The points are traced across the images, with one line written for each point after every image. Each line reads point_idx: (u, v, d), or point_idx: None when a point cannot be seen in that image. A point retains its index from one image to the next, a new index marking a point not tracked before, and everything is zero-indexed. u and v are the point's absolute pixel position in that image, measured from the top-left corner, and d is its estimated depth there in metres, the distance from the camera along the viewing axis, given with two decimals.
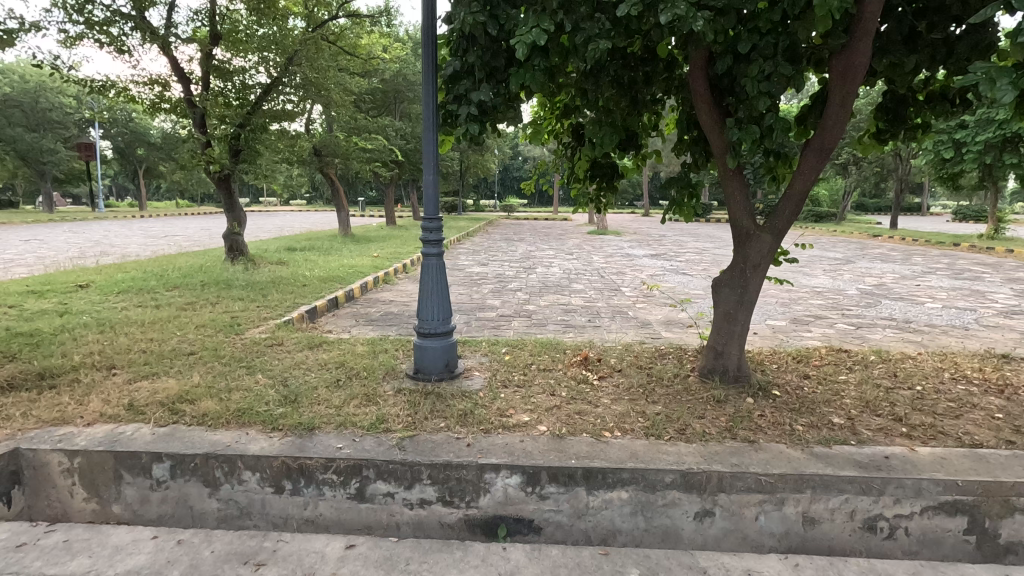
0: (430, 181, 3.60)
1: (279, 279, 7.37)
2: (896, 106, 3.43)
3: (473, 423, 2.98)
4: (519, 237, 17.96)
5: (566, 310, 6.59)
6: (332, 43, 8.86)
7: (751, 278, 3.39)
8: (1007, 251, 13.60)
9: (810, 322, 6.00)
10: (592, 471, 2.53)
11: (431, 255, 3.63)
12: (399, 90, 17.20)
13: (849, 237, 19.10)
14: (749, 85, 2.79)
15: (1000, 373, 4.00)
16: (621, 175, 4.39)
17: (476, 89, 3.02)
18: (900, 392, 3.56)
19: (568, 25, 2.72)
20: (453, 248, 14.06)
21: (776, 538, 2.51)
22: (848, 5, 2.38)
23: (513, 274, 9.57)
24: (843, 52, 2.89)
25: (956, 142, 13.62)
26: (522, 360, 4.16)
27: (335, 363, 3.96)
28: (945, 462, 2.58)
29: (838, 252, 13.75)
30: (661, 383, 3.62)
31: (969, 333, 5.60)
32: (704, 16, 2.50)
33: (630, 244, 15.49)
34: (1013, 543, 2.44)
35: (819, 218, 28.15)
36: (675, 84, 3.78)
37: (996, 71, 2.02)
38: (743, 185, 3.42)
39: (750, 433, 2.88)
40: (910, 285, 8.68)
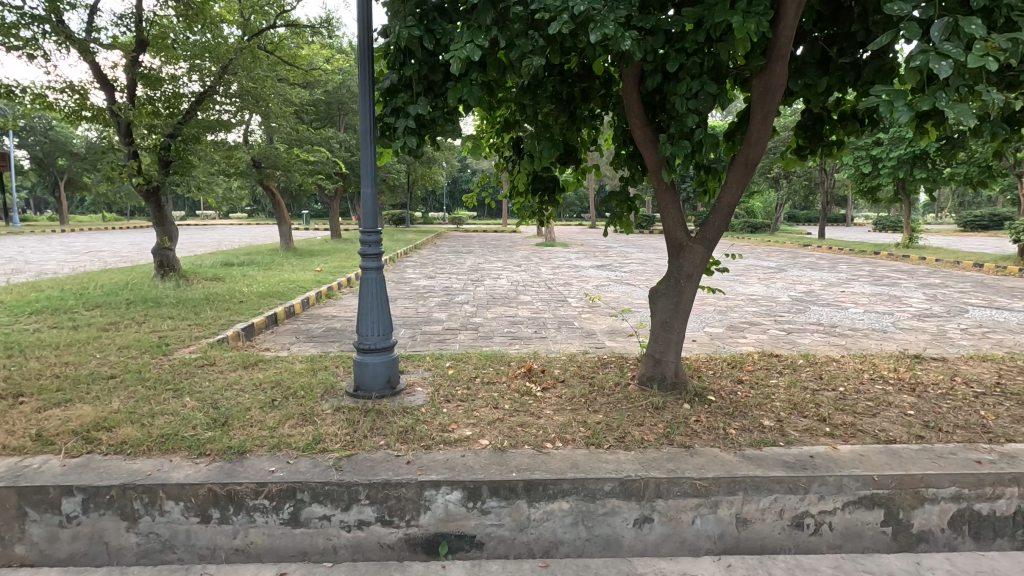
0: (368, 194, 3.55)
1: (214, 296, 7.04)
2: (814, 124, 3.66)
3: (415, 439, 2.93)
4: (467, 249, 17.94)
5: (512, 322, 6.61)
6: (270, 52, 8.68)
7: (685, 288, 3.50)
8: (920, 259, 14.74)
9: (745, 329, 6.27)
10: (532, 484, 2.53)
11: (371, 268, 3.57)
12: (343, 102, 16.93)
13: (781, 247, 20.20)
14: (678, 102, 2.92)
15: (913, 372, 4.31)
16: (562, 189, 4.48)
17: (414, 102, 3.02)
18: (824, 393, 3.76)
19: (502, 41, 2.73)
20: (401, 261, 13.89)
21: (711, 541, 2.58)
22: (764, 30, 2.52)
23: (460, 286, 9.54)
24: (763, 73, 3.06)
25: (873, 158, 14.68)
26: (466, 373, 4.14)
27: (271, 382, 3.81)
28: (863, 459, 2.73)
29: (772, 261, 14.49)
30: (602, 392, 3.68)
31: (887, 336, 6.00)
32: (633, 36, 2.57)
33: (577, 256, 15.75)
34: (924, 532, 2.61)
35: (754, 230, 29.62)
36: (612, 101, 3.92)
37: (893, 93, 2.17)
38: (675, 199, 3.55)
39: (687, 438, 2.96)
40: (836, 292, 9.22)
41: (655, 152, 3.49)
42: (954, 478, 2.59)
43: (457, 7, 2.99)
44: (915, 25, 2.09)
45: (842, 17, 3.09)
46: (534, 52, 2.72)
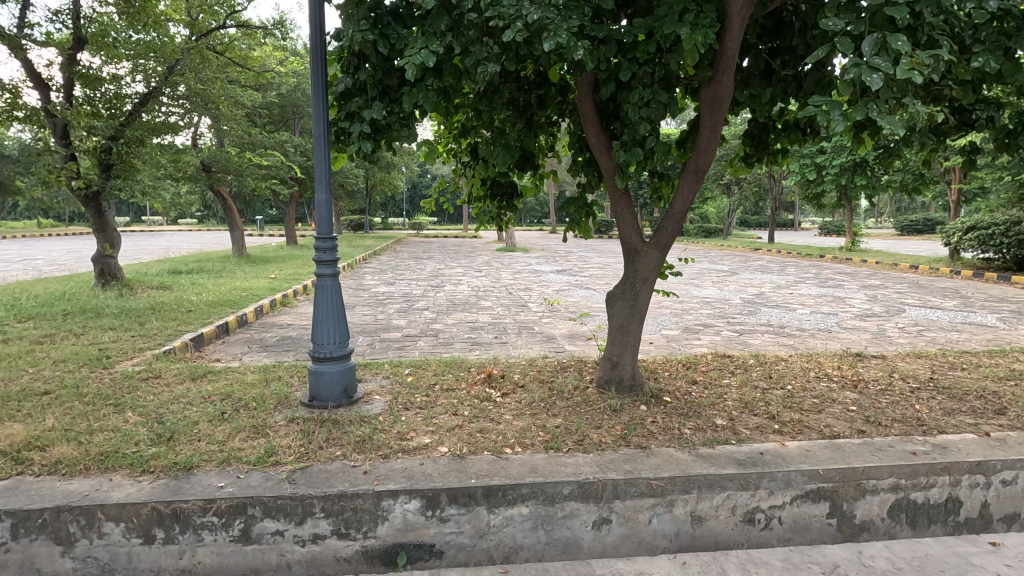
0: (323, 200, 3.49)
1: (160, 305, 6.75)
2: (760, 133, 3.81)
3: (372, 448, 2.88)
4: (427, 255, 17.80)
5: (472, 327, 6.59)
6: (220, 53, 8.44)
7: (640, 291, 3.58)
8: (862, 261, 15.53)
9: (700, 331, 6.44)
10: (492, 490, 2.52)
11: (327, 276, 3.50)
12: (298, 105, 16.55)
13: (734, 251, 20.91)
14: (631, 110, 2.98)
15: (855, 369, 4.52)
16: (520, 195, 4.51)
17: (369, 107, 2.98)
18: (773, 392, 3.91)
19: (457, 48, 2.73)
20: (359, 267, 13.66)
21: (668, 539, 2.63)
22: (710, 42, 2.61)
23: (420, 292, 9.46)
24: (711, 83, 3.16)
25: (817, 165, 15.39)
26: (425, 381, 4.09)
27: (220, 394, 3.67)
28: (809, 454, 2.85)
29: (726, 265, 14.98)
30: (561, 396, 3.70)
31: (832, 335, 6.28)
32: (585, 45, 2.62)
33: (538, 260, 15.88)
34: (867, 522, 2.73)
35: (708, 234, 30.53)
36: (568, 108, 3.98)
37: (831, 104, 2.27)
38: (630, 205, 3.63)
39: (643, 439, 3.02)
40: (785, 294, 9.61)
41: (610, 159, 3.55)
42: (892, 469, 2.73)
43: (412, 12, 2.97)
44: (848, 40, 2.20)
45: (784, 31, 3.26)
46: (489, 59, 2.73)
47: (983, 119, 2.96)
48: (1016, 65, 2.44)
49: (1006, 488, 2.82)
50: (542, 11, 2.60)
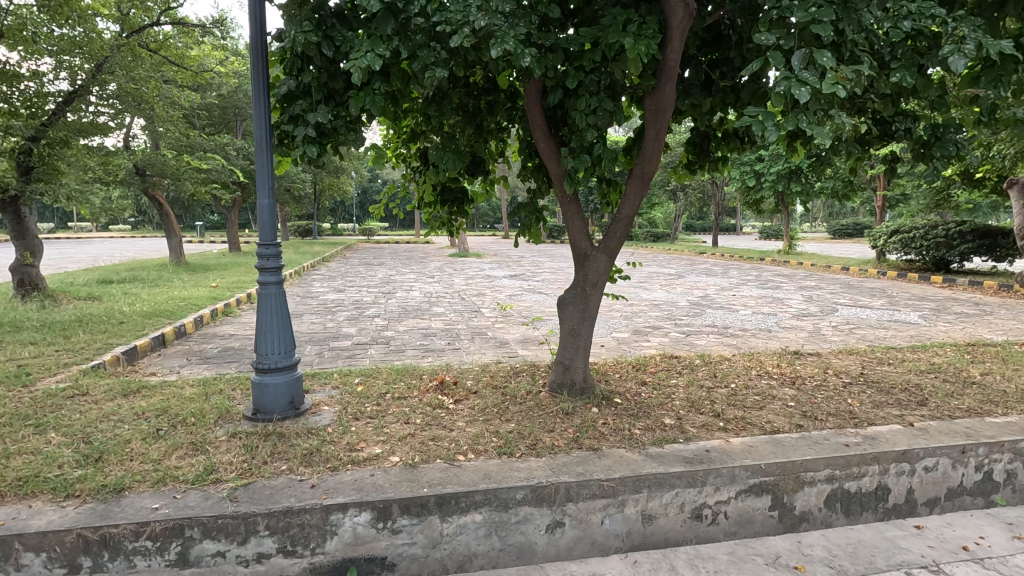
0: (266, 205, 3.38)
1: (88, 317, 6.34)
2: (701, 141, 3.95)
3: (320, 461, 2.79)
4: (378, 261, 17.52)
5: (425, 334, 6.51)
6: (153, 51, 8.10)
7: (590, 295, 3.63)
8: (799, 263, 16.36)
9: (649, 333, 6.61)
10: (445, 498, 2.48)
11: (270, 283, 3.38)
12: (240, 107, 15.95)
13: (680, 255, 21.58)
14: (578, 117, 3.03)
15: (793, 367, 4.75)
16: (471, 200, 4.50)
17: (313, 110, 2.90)
18: (718, 390, 4.05)
19: (404, 52, 2.70)
20: (307, 274, 13.27)
21: (620, 539, 2.67)
22: (653, 52, 2.68)
23: (371, 299, 9.28)
24: (654, 92, 3.26)
25: (756, 172, 16.12)
26: (376, 390, 4.00)
27: (155, 410, 3.47)
28: (752, 449, 2.96)
29: (673, 268, 15.43)
30: (514, 401, 3.71)
31: (772, 335, 6.58)
32: (533, 53, 2.64)
33: (490, 265, 15.90)
34: (806, 513, 2.86)
35: (656, 239, 31.43)
36: (518, 114, 4.02)
37: (764, 114, 2.38)
38: (579, 210, 3.68)
39: (595, 441, 3.06)
40: (729, 295, 9.99)
41: (558, 165, 3.60)
42: (827, 461, 2.87)
43: (358, 15, 2.91)
44: (779, 54, 2.31)
45: (722, 43, 3.40)
46: (437, 64, 2.72)
47: (902, 130, 3.16)
48: (929, 81, 2.63)
49: (929, 474, 3.01)
50: (489, 18, 2.60)
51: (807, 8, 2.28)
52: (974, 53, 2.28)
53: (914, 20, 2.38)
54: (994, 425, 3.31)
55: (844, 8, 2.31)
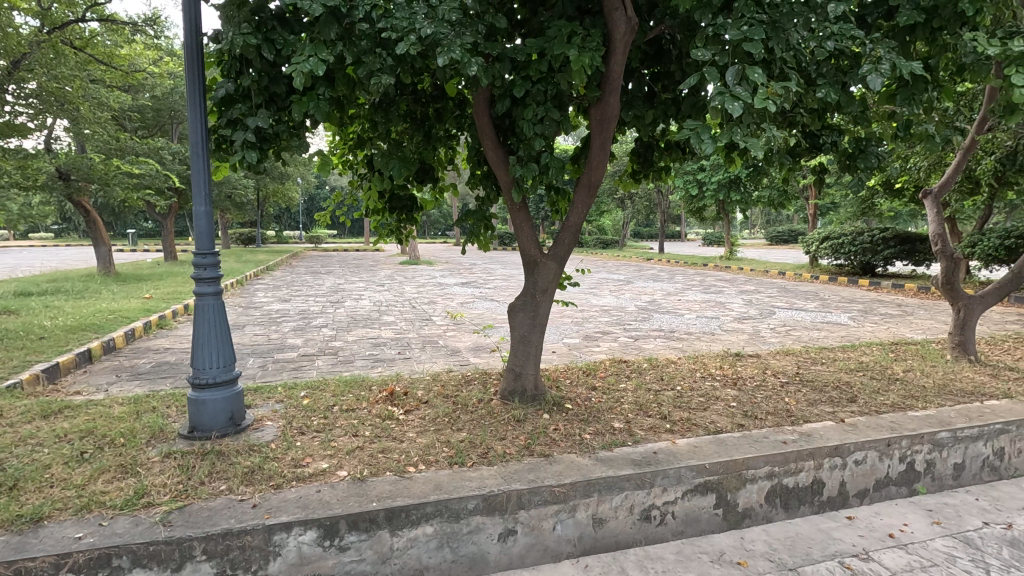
0: (202, 212, 3.23)
1: (3, 333, 5.85)
2: (645, 151, 4.07)
3: (262, 479, 2.67)
4: (326, 269, 17.09)
5: (374, 344, 6.38)
6: (79, 49, 7.67)
7: (540, 302, 3.66)
8: (739, 269, 17.11)
9: (599, 338, 6.73)
10: (394, 511, 2.43)
11: (208, 294, 3.23)
12: (175, 110, 15.24)
13: (628, 261, 22.15)
14: (526, 126, 3.06)
15: (735, 368, 4.95)
16: (420, 208, 4.46)
17: (253, 115, 2.80)
18: (665, 393, 4.16)
19: (348, 57, 2.65)
20: (250, 283, 12.77)
21: (572, 544, 2.70)
22: (597, 64, 2.75)
23: (318, 309, 9.03)
24: (599, 103, 3.33)
25: (698, 181, 16.76)
26: (323, 403, 3.88)
27: (80, 432, 3.24)
28: (697, 450, 3.05)
29: (622, 274, 15.78)
30: (465, 410, 3.69)
31: (715, 338, 6.84)
32: (480, 62, 2.65)
33: (442, 273, 15.78)
34: (748, 509, 2.97)
35: (605, 245, 32.14)
36: (467, 122, 4.02)
37: (701, 127, 2.47)
38: (528, 218, 3.71)
39: (546, 447, 3.07)
40: (674, 300, 10.32)
41: (507, 172, 3.61)
42: (767, 458, 2.99)
43: (300, 18, 2.83)
44: (715, 70, 2.41)
45: (663, 57, 3.52)
46: (383, 70, 2.69)
47: (829, 143, 3.35)
48: (851, 97, 2.81)
49: (859, 467, 3.19)
50: (436, 26, 2.60)
51: (739, 27, 2.41)
52: (889, 73, 2.46)
53: (836, 39, 2.55)
54: (916, 419, 3.55)
55: (772, 27, 2.45)
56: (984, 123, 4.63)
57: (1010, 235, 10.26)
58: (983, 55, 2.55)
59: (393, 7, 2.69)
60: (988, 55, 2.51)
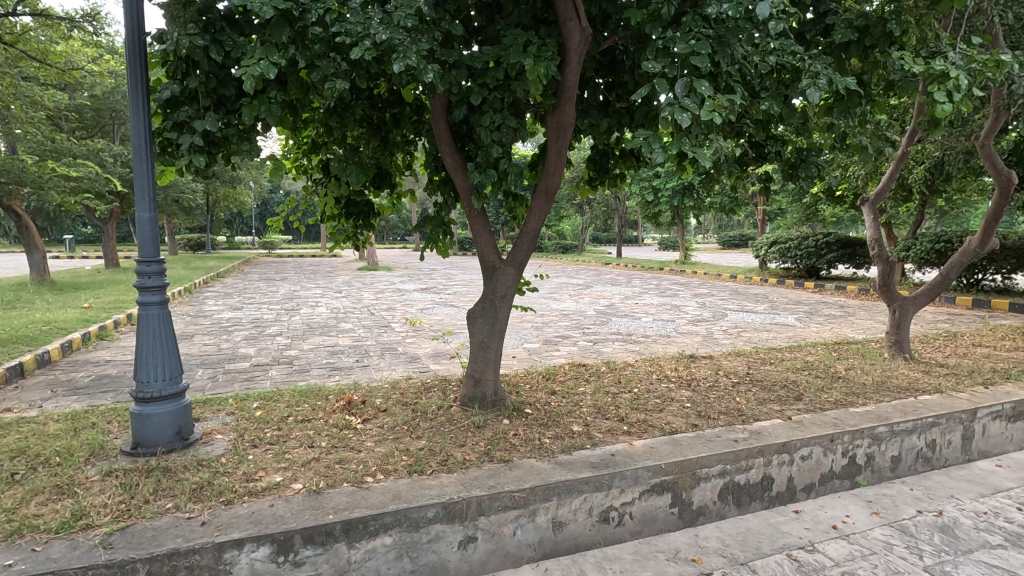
0: (146, 218, 3.10)
1: None
2: (601, 158, 4.16)
3: (211, 496, 2.57)
4: (281, 276, 16.63)
5: (331, 352, 6.25)
6: (10, 44, 7.29)
7: (499, 308, 3.67)
8: (693, 272, 17.64)
9: (558, 342, 6.81)
10: (351, 523, 2.38)
11: (153, 303, 3.10)
12: (117, 110, 14.57)
13: (588, 266, 22.49)
14: (483, 133, 3.07)
15: (689, 369, 5.09)
16: (378, 213, 4.42)
17: (200, 118, 2.70)
18: (622, 395, 4.24)
19: (301, 61, 2.60)
20: (199, 291, 12.30)
21: (532, 548, 2.71)
22: (552, 73, 2.79)
23: (272, 317, 8.78)
24: (555, 111, 3.38)
25: (653, 188, 17.20)
26: (277, 414, 3.77)
27: (10, 452, 3.04)
28: (653, 450, 3.12)
29: (581, 279, 15.98)
30: (425, 417, 3.66)
31: (670, 340, 7.02)
32: (436, 69, 2.64)
33: (401, 279, 15.61)
34: (702, 507, 3.06)
35: (565, 250, 32.49)
36: (424, 127, 4.01)
37: (653, 136, 2.54)
38: (486, 225, 3.72)
39: (506, 453, 3.08)
40: (632, 304, 10.53)
41: (465, 179, 3.61)
42: (719, 457, 3.08)
43: (250, 20, 2.76)
44: (664, 81, 2.48)
45: (617, 67, 3.60)
46: (337, 75, 2.66)
47: (773, 153, 3.51)
48: (792, 109, 2.94)
49: (805, 463, 3.34)
50: (391, 32, 2.58)
51: (687, 41, 2.50)
52: (826, 87, 2.60)
53: (778, 54, 2.67)
54: (857, 415, 3.74)
55: (718, 41, 2.55)
56: (912, 135, 4.94)
57: (940, 239, 10.93)
58: (910, 72, 2.73)
59: (347, 12, 2.66)
60: (914, 73, 2.69)
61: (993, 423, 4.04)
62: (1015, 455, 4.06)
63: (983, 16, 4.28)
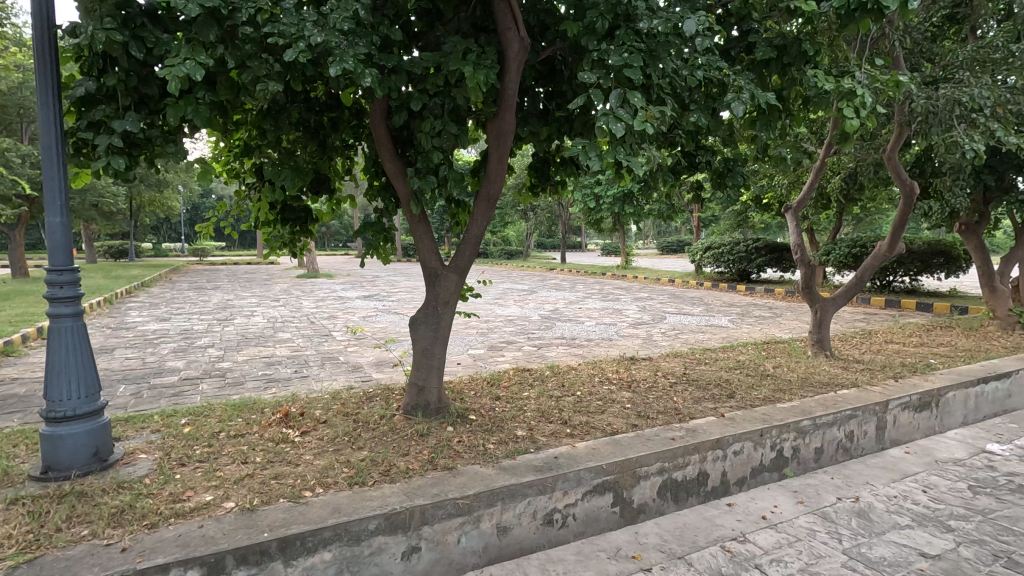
0: (57, 224, 2.87)
1: None
2: (542, 166, 4.22)
3: (133, 519, 2.41)
4: (213, 284, 15.84)
5: (268, 363, 6.01)
6: None
7: (442, 314, 3.64)
8: (634, 277, 18.20)
9: (503, 348, 6.83)
10: (288, 540, 2.29)
11: (66, 316, 2.88)
12: (25, 107, 13.49)
13: (533, 271, 22.70)
14: (424, 139, 3.06)
15: (630, 371, 5.24)
16: (316, 219, 4.29)
17: (119, 117, 2.54)
18: (566, 399, 4.31)
19: (230, 61, 2.50)
20: (121, 302, 11.53)
21: (477, 555, 2.70)
22: (492, 81, 2.82)
23: (203, 327, 8.34)
24: (496, 118, 3.40)
25: (595, 195, 17.63)
26: (207, 430, 3.57)
27: None
28: (594, 451, 3.18)
29: (526, 284, 16.11)
30: (367, 427, 3.57)
31: (612, 343, 7.20)
32: (374, 74, 2.61)
33: (343, 286, 15.21)
34: (642, 505, 3.15)
35: (510, 256, 32.67)
36: (364, 132, 3.94)
37: (589, 145, 2.60)
38: (428, 230, 3.69)
39: (450, 460, 3.06)
40: (575, 308, 10.73)
41: (406, 184, 3.57)
42: (658, 455, 3.18)
43: (175, 16, 2.64)
44: (599, 92, 2.56)
45: (556, 77, 3.68)
46: (269, 77, 2.58)
47: (704, 162, 3.69)
48: (719, 122, 3.10)
49: (737, 457, 3.50)
50: (327, 34, 2.53)
51: (620, 54, 2.60)
52: (749, 101, 2.76)
53: (705, 69, 2.82)
54: (783, 410, 3.96)
55: (650, 55, 2.67)
56: (828, 148, 5.31)
57: (856, 244, 11.79)
58: (823, 90, 2.94)
59: (280, 12, 2.59)
60: (826, 90, 2.90)
61: (903, 414, 4.38)
62: (921, 442, 4.42)
63: (887, 39, 4.66)
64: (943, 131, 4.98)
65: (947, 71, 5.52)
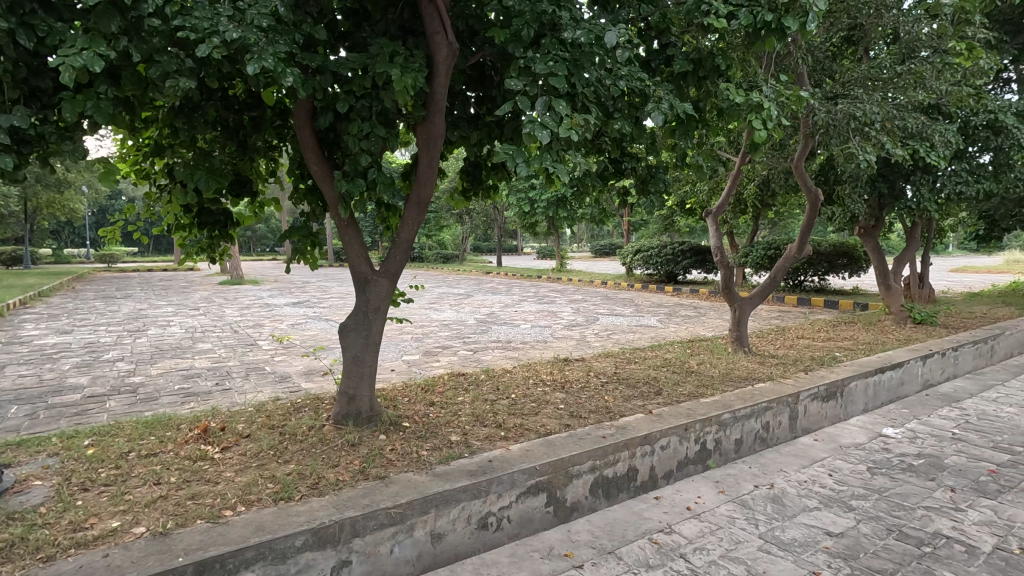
0: None
1: None
2: (474, 170, 4.23)
3: (25, 554, 2.19)
4: (123, 293, 14.70)
5: (185, 376, 5.64)
6: None
7: (373, 320, 3.56)
8: (569, 279, 18.60)
9: (438, 353, 6.77)
10: (206, 563, 2.16)
11: None
12: None
13: (469, 275, 22.67)
14: (351, 141, 2.98)
15: (563, 373, 5.33)
16: (237, 223, 4.08)
17: (5, 111, 2.31)
18: (500, 402, 4.32)
19: (135, 54, 2.33)
20: (14, 314, 10.46)
21: (410, 564, 2.66)
22: (420, 84, 2.80)
23: (110, 340, 7.71)
24: (425, 122, 3.37)
25: (529, 200, 17.87)
26: (115, 450, 3.31)
27: None
28: (528, 453, 3.22)
29: (461, 288, 16.05)
30: (294, 440, 3.43)
31: (547, 345, 7.31)
32: (295, 73, 2.52)
33: (269, 293, 14.55)
34: (574, 503, 3.21)
35: (446, 260, 32.39)
36: (288, 132, 3.80)
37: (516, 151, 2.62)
38: (357, 235, 3.60)
39: (382, 469, 3.00)
40: (511, 312, 10.81)
41: (334, 186, 3.46)
42: (589, 454, 3.26)
43: (71, 4, 2.44)
44: (526, 98, 2.60)
45: (486, 82, 3.69)
46: (181, 73, 2.43)
47: (629, 168, 3.82)
48: (641, 130, 3.23)
49: (664, 452, 3.64)
50: (244, 31, 2.42)
51: (546, 62, 2.64)
52: (668, 111, 2.90)
53: (627, 79, 2.93)
54: (706, 404, 4.17)
55: (575, 65, 2.74)
56: (743, 157, 5.66)
57: (771, 247, 12.66)
58: (734, 102, 3.13)
59: (193, 5, 2.45)
60: (737, 103, 3.10)
61: (812, 404, 4.72)
62: (828, 429, 4.78)
63: (791, 57, 5.06)
64: (842, 143, 5.46)
65: (844, 88, 6.05)
